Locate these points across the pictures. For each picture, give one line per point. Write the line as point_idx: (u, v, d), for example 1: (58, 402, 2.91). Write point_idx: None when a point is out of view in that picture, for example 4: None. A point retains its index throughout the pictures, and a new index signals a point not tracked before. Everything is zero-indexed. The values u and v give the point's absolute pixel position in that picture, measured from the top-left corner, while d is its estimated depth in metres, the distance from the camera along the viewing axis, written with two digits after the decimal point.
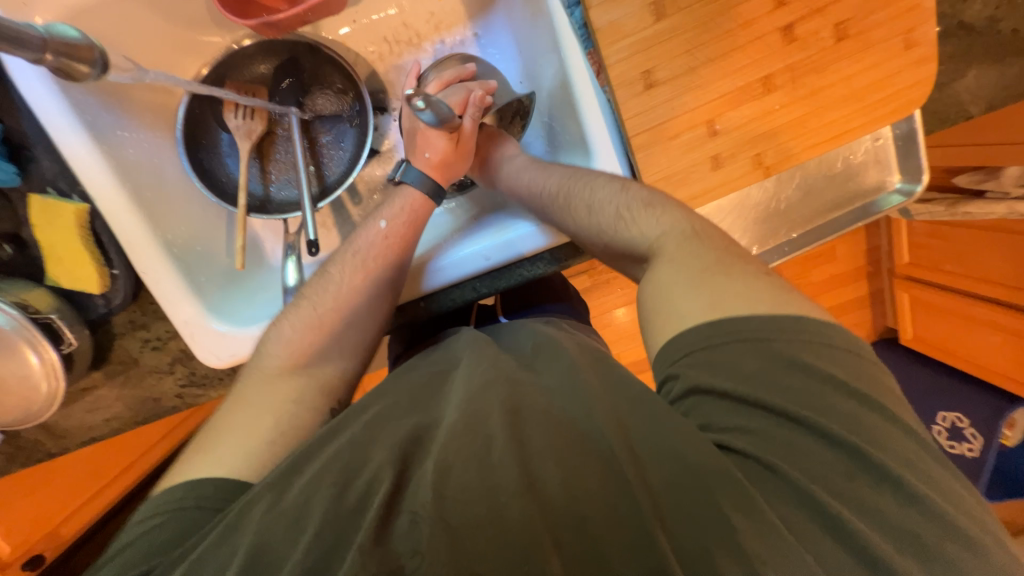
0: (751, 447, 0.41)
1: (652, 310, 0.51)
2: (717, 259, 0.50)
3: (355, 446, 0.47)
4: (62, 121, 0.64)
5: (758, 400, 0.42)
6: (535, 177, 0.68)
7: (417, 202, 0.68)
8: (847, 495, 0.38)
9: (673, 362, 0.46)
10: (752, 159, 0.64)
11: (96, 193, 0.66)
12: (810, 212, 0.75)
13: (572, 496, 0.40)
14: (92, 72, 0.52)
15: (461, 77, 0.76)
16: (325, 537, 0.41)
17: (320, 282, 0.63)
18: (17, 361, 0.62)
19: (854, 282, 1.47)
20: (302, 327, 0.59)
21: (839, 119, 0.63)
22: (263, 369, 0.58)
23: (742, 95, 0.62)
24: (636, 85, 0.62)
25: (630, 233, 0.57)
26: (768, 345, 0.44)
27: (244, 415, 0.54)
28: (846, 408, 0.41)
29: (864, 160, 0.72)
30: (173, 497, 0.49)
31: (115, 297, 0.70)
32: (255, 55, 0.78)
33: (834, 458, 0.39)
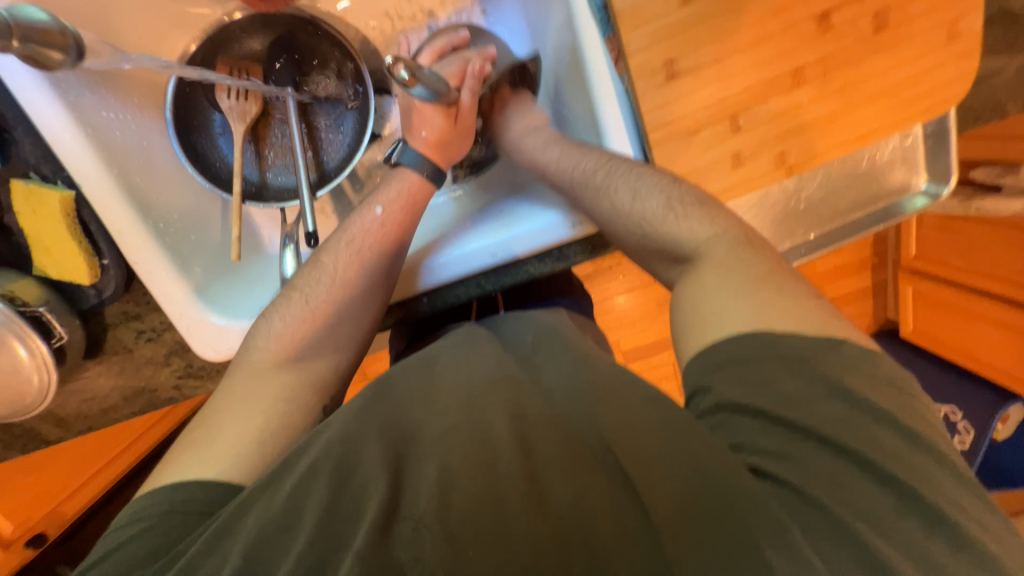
0: (788, 472, 0.38)
1: (689, 315, 0.49)
2: (768, 271, 0.48)
3: (352, 436, 0.45)
4: (42, 100, 0.60)
5: (795, 421, 0.40)
6: (569, 155, 0.63)
7: (415, 185, 0.65)
8: (886, 527, 0.36)
9: (706, 373, 0.45)
10: (776, 157, 0.61)
11: (82, 179, 0.62)
12: (830, 212, 0.72)
13: (586, 512, 0.39)
14: (65, 59, 0.50)
15: (454, 43, 0.71)
16: (318, 542, 0.39)
17: (313, 270, 0.60)
18: (5, 355, 0.60)
19: (860, 273, 1.44)
20: (293, 319, 0.57)
21: (870, 117, 0.59)
22: (253, 363, 0.56)
23: (770, 88, 0.58)
24: (658, 75, 0.58)
25: (678, 228, 0.53)
26: (811, 366, 0.42)
27: (233, 410, 0.52)
28: (883, 437, 0.39)
29: (891, 159, 0.69)
30: (161, 499, 0.47)
31: (107, 288, 0.68)
32: (248, 29, 0.73)
33: (862, 484, 0.37)
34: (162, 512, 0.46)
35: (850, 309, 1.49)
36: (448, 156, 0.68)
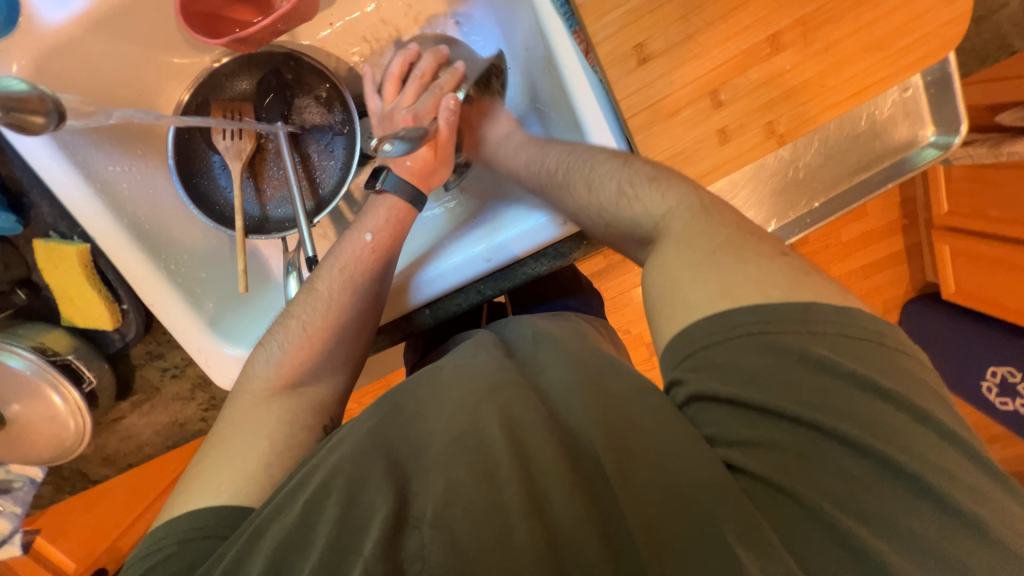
0: (762, 462, 0.39)
1: (657, 300, 0.47)
2: (727, 239, 0.46)
3: (360, 454, 0.44)
4: (53, 164, 0.64)
5: (769, 405, 0.39)
6: (535, 155, 0.65)
7: (401, 210, 0.66)
8: (854, 505, 0.37)
9: (678, 364, 0.43)
10: (764, 128, 0.59)
11: (96, 232, 0.66)
12: (833, 177, 0.69)
13: (577, 518, 0.39)
14: (48, 122, 0.51)
15: (408, 60, 0.71)
16: (332, 556, 0.39)
17: (308, 299, 0.61)
18: (43, 403, 0.65)
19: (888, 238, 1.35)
20: (292, 347, 0.58)
21: (861, 74, 0.57)
22: (253, 392, 0.57)
23: (747, 58, 0.57)
24: (629, 61, 0.57)
25: (633, 212, 0.53)
26: (781, 341, 0.40)
27: (238, 439, 0.53)
28: (865, 410, 0.38)
29: (892, 114, 0.65)
30: (180, 527, 0.47)
31: (128, 331, 0.71)
32: (235, 72, 0.76)
33: (833, 465, 0.38)
34: (182, 541, 0.46)
35: (882, 276, 1.39)
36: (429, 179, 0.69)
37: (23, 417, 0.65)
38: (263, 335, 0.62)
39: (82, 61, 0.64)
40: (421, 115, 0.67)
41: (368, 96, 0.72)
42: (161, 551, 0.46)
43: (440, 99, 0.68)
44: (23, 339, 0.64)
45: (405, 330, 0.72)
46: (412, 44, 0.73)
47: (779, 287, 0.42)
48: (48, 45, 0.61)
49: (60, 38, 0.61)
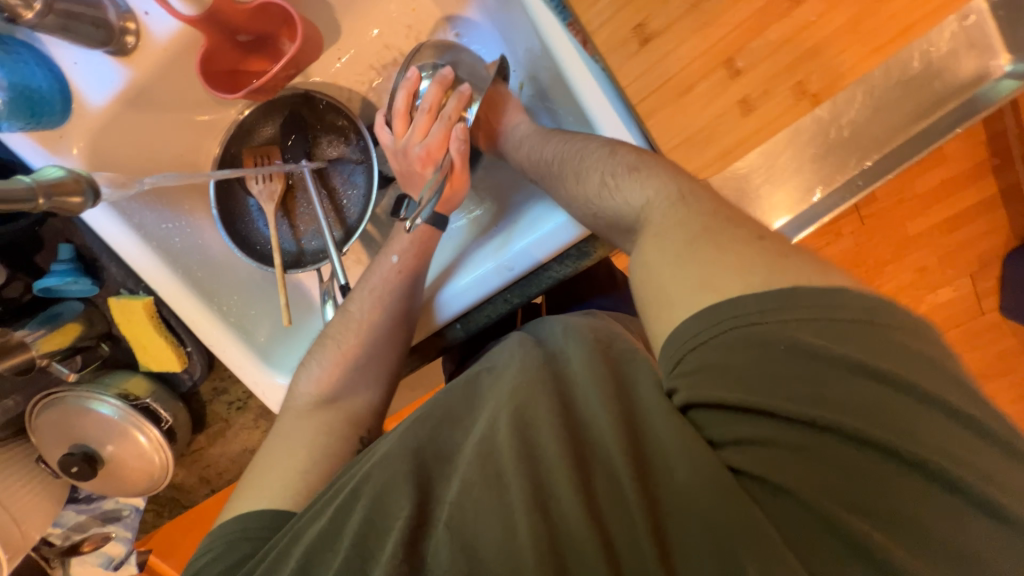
0: (773, 469, 0.35)
1: (648, 295, 0.43)
2: (716, 226, 0.42)
3: (391, 462, 0.44)
4: (114, 228, 0.71)
5: (785, 413, 0.35)
6: (535, 145, 0.62)
7: (424, 235, 0.65)
8: (863, 509, 0.33)
9: (674, 361, 0.39)
10: (794, 89, 0.54)
11: (156, 284, 0.73)
12: (888, 130, 0.60)
13: (584, 515, 0.38)
14: (85, 201, 0.49)
15: (411, 90, 0.67)
16: (354, 558, 0.41)
17: (342, 319, 0.63)
18: (131, 443, 0.72)
19: (975, 183, 1.11)
20: (329, 364, 0.61)
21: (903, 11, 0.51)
22: (297, 407, 0.60)
23: (764, 17, 0.52)
24: (630, 44, 0.55)
25: (616, 201, 0.50)
26: (788, 338, 0.35)
27: (284, 449, 0.56)
28: (902, 401, 0.33)
29: (953, 47, 0.57)
30: (226, 529, 0.50)
31: (196, 370, 0.78)
32: (260, 119, 0.81)
33: (842, 476, 0.33)
34: (231, 536, 0.49)
35: (972, 228, 1.15)
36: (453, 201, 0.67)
37: (116, 457, 0.73)
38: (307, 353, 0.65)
39: (127, 134, 0.70)
40: (432, 153, 0.64)
41: (378, 130, 0.69)
42: (212, 550, 0.49)
43: (450, 129, 0.64)
44: (109, 387, 0.72)
45: (439, 347, 0.73)
46: (410, 69, 0.68)
47: (803, 278, 0.39)
48: (97, 125, 0.67)
49: (106, 116, 0.67)
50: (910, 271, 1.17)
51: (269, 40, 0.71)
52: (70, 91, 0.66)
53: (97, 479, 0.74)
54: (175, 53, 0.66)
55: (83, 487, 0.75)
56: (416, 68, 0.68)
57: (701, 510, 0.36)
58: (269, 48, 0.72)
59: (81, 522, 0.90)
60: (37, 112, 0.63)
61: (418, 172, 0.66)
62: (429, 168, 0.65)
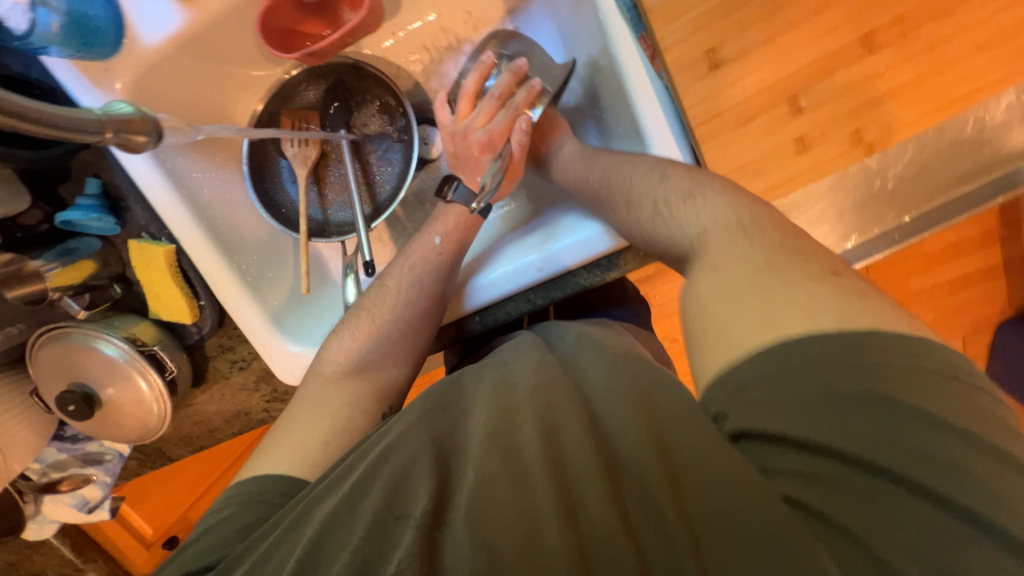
0: (820, 499, 0.36)
1: (698, 321, 0.44)
2: (770, 257, 0.43)
3: (409, 445, 0.45)
4: (146, 170, 0.70)
5: (830, 441, 0.36)
6: (581, 169, 0.64)
7: (469, 220, 0.66)
8: (928, 563, 0.32)
9: (730, 391, 0.41)
10: (852, 135, 0.55)
11: (180, 233, 0.71)
12: (927, 189, 0.62)
13: (611, 521, 0.38)
14: (150, 141, 0.48)
15: (482, 75, 0.68)
16: (372, 539, 0.41)
17: (379, 293, 0.63)
18: (131, 388, 0.71)
19: (983, 251, 1.13)
20: (362, 336, 0.60)
21: (973, 74, 0.51)
22: (322, 374, 0.59)
23: (833, 61, 0.53)
24: (700, 66, 0.56)
25: (669, 228, 0.51)
26: (838, 366, 0.37)
27: (305, 416, 0.55)
28: (934, 443, 0.35)
29: (1007, 119, 0.55)
30: (242, 492, 0.50)
31: (205, 325, 0.77)
32: (305, 82, 0.80)
33: (896, 519, 0.33)
34: (244, 499, 0.50)
35: (972, 293, 1.17)
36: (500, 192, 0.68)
37: (114, 400, 0.71)
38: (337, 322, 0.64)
39: (172, 76, 0.69)
40: (494, 140, 0.65)
41: (440, 108, 0.70)
42: (227, 509, 0.50)
43: (516, 119, 0.65)
44: (117, 329, 0.71)
45: (455, 335, 0.73)
46: (484, 55, 0.69)
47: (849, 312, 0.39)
48: (144, 63, 0.66)
49: (155, 56, 0.66)
50: None
51: (330, 7, 0.70)
52: (124, 24, 0.64)
53: (92, 419, 0.73)
54: (236, 5, 0.65)
55: (75, 426, 0.74)
56: (491, 55, 0.69)
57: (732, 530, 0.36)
58: (329, 13, 0.70)
59: (60, 461, 0.89)
60: (89, 41, 0.61)
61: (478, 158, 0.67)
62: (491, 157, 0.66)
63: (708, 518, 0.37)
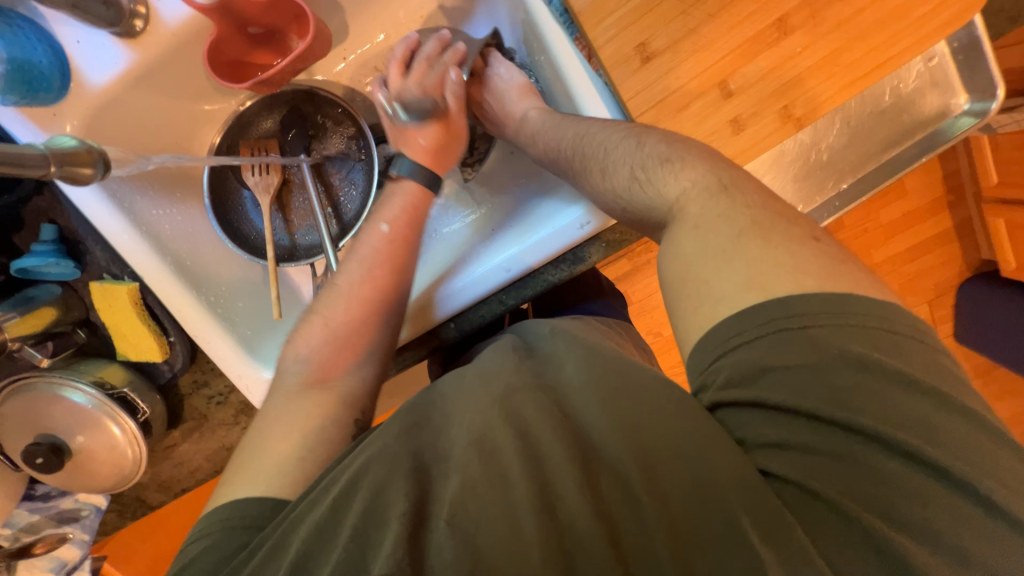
0: (793, 465, 0.38)
1: (682, 288, 0.44)
2: (750, 219, 0.43)
3: (387, 456, 0.44)
4: (103, 211, 0.69)
5: (795, 406, 0.38)
6: (551, 137, 0.62)
7: (415, 194, 0.67)
8: (875, 502, 0.36)
9: (714, 361, 0.41)
10: (779, 114, 0.59)
11: (142, 270, 0.70)
12: (858, 156, 0.68)
13: (586, 505, 0.40)
14: (97, 172, 0.48)
15: (410, 46, 0.71)
16: (355, 548, 0.41)
17: (329, 293, 0.62)
18: (103, 434, 0.69)
19: (933, 216, 1.19)
20: (319, 344, 0.58)
21: (878, 47, 0.56)
22: (286, 390, 0.57)
23: (753, 46, 0.57)
24: (633, 61, 0.59)
25: (647, 193, 0.51)
26: (799, 334, 0.39)
27: (273, 435, 0.54)
28: (891, 390, 0.37)
29: (919, 85, 0.63)
30: (220, 518, 0.48)
31: (177, 362, 0.75)
32: (260, 112, 0.81)
33: (848, 468, 0.37)
34: (218, 530, 0.48)
35: (930, 257, 1.22)
36: (440, 161, 0.69)
37: (86, 448, 0.69)
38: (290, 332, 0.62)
39: (124, 115, 0.69)
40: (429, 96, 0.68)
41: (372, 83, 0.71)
42: (207, 537, 0.48)
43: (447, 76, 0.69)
44: (84, 374, 0.69)
45: (432, 345, 0.73)
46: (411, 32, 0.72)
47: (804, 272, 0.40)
48: (93, 105, 0.66)
49: (106, 97, 0.66)
50: None
51: (278, 36, 0.72)
52: (69, 68, 0.64)
53: (63, 472, 0.70)
54: (183, 40, 0.66)
55: (46, 480, 0.71)
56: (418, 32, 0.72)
57: (703, 497, 0.38)
58: (277, 42, 0.72)
59: (33, 523, 0.85)
60: (33, 87, 0.62)
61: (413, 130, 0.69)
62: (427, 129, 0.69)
63: (674, 490, 0.39)
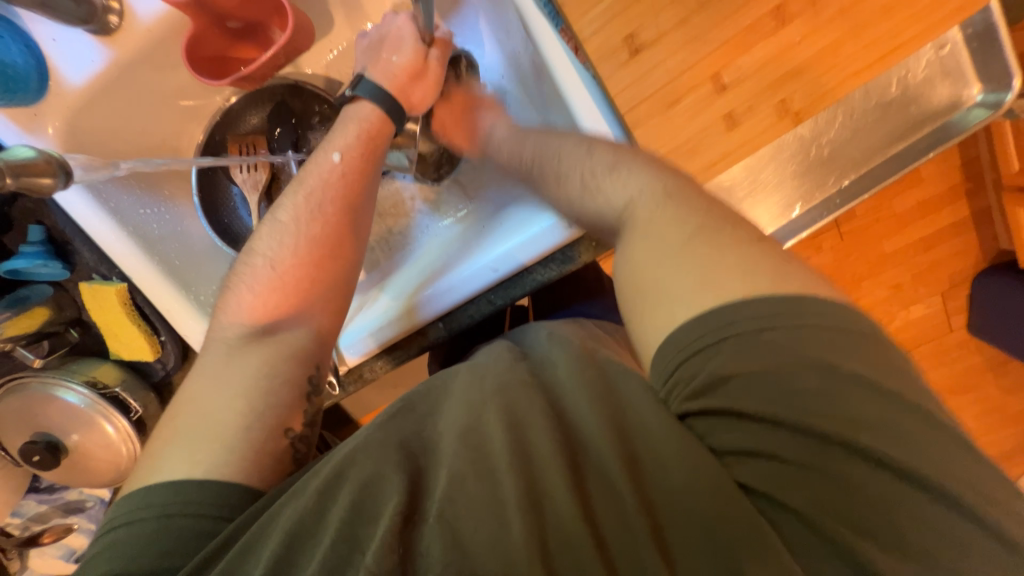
0: (768, 481, 0.37)
1: (641, 293, 0.43)
2: (701, 224, 0.44)
3: (373, 448, 0.43)
4: (90, 213, 0.69)
5: (767, 418, 0.37)
6: (513, 148, 0.64)
7: (372, 118, 0.64)
8: (844, 514, 0.34)
9: (675, 368, 0.40)
10: (779, 106, 0.62)
11: (131, 271, 0.70)
12: (865, 149, 0.68)
13: (575, 509, 0.38)
14: (56, 183, 0.50)
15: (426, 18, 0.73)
16: (341, 544, 0.39)
17: (273, 230, 0.61)
18: (97, 432, 0.70)
19: (949, 205, 1.14)
20: (263, 289, 0.58)
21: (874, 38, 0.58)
22: (227, 338, 0.56)
23: (750, 34, 0.60)
24: (622, 53, 0.63)
25: (596, 202, 0.52)
26: (755, 336, 0.38)
27: (214, 389, 0.52)
28: (848, 393, 0.36)
29: (929, 75, 0.64)
30: (173, 499, 0.46)
31: (169, 360, 0.75)
32: (246, 108, 0.79)
33: (814, 476, 0.35)
34: (168, 516, 0.45)
35: (944, 248, 1.17)
36: (406, 93, 0.66)
37: (82, 446, 0.70)
38: (230, 276, 0.62)
39: (106, 113, 0.69)
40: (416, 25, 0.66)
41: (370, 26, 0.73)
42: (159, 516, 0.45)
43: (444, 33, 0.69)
44: (77, 374, 0.70)
45: (420, 346, 0.71)
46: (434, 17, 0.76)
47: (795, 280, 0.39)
48: (75, 104, 0.66)
49: (86, 97, 0.66)
50: (886, 287, 1.20)
51: (260, 29, 0.70)
52: (47, 68, 0.64)
53: (60, 468, 0.72)
54: (160, 35, 0.65)
55: (44, 476, 0.73)
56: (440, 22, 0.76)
57: (694, 497, 0.37)
58: (259, 36, 0.71)
59: (41, 513, 0.87)
60: (10, 87, 0.61)
61: (387, 50, 0.66)
62: (406, 49, 0.65)
63: (670, 494, 0.38)
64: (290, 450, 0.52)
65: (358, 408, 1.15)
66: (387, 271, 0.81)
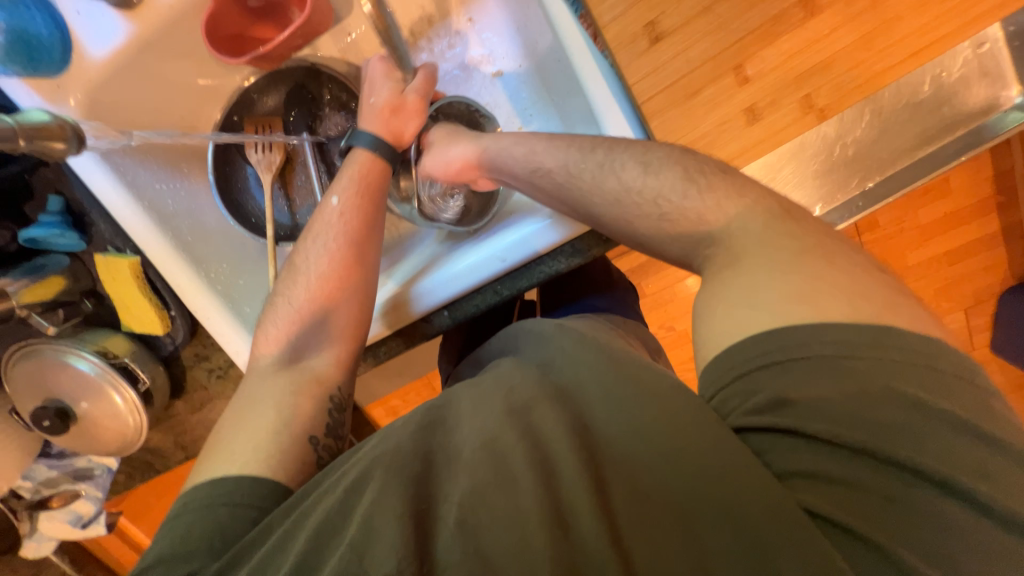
0: (837, 504, 0.34)
1: (706, 310, 0.43)
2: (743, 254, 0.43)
3: (398, 452, 0.41)
4: (107, 186, 0.70)
5: (835, 437, 0.35)
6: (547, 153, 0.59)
7: (365, 165, 0.65)
8: (914, 540, 0.33)
9: (729, 383, 0.39)
10: (803, 103, 0.68)
11: (144, 244, 0.71)
12: (890, 152, 0.75)
13: (595, 521, 0.37)
14: (68, 148, 0.51)
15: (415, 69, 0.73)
16: (360, 541, 0.38)
17: (289, 275, 0.62)
18: (106, 401, 0.71)
19: (978, 217, 1.09)
20: (284, 323, 0.58)
21: (910, 37, 0.63)
22: (258, 367, 0.57)
23: (776, 25, 0.64)
24: (641, 41, 0.68)
25: (649, 197, 0.49)
26: (835, 360, 0.36)
27: (246, 408, 0.53)
28: (926, 425, 0.34)
29: (965, 74, 0.68)
30: (208, 489, 0.47)
31: (178, 335, 0.77)
32: (264, 89, 0.78)
33: (884, 501, 0.34)
34: (200, 505, 0.46)
35: (969, 263, 1.13)
36: (392, 135, 0.67)
37: (90, 414, 0.72)
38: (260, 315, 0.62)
39: (127, 87, 0.70)
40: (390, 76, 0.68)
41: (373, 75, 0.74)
42: (190, 510, 0.46)
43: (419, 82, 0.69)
44: (88, 344, 0.71)
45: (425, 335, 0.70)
46: (450, 42, 0.78)
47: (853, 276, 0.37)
48: (98, 77, 0.67)
49: (107, 68, 0.67)
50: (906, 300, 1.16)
51: (280, 10, 0.71)
52: (70, 40, 0.65)
53: (70, 434, 0.74)
54: (180, 12, 0.66)
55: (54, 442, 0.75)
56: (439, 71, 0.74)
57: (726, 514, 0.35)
58: (278, 16, 0.72)
59: (51, 478, 0.89)
60: (34, 58, 0.63)
61: (367, 95, 0.68)
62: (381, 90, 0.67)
63: (701, 497, 0.36)
64: (312, 454, 0.52)
65: (363, 395, 1.16)
66: (396, 260, 0.81)
